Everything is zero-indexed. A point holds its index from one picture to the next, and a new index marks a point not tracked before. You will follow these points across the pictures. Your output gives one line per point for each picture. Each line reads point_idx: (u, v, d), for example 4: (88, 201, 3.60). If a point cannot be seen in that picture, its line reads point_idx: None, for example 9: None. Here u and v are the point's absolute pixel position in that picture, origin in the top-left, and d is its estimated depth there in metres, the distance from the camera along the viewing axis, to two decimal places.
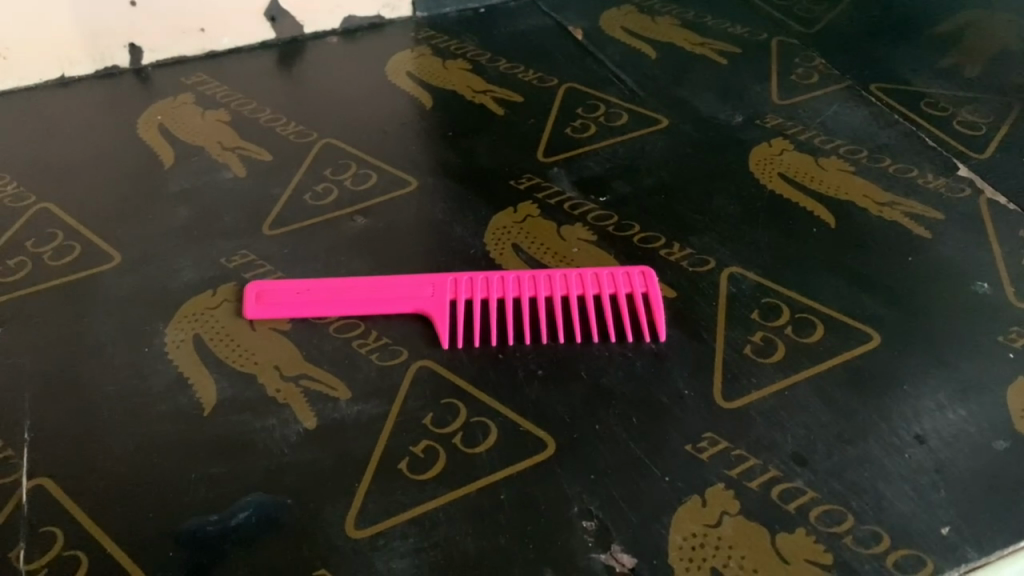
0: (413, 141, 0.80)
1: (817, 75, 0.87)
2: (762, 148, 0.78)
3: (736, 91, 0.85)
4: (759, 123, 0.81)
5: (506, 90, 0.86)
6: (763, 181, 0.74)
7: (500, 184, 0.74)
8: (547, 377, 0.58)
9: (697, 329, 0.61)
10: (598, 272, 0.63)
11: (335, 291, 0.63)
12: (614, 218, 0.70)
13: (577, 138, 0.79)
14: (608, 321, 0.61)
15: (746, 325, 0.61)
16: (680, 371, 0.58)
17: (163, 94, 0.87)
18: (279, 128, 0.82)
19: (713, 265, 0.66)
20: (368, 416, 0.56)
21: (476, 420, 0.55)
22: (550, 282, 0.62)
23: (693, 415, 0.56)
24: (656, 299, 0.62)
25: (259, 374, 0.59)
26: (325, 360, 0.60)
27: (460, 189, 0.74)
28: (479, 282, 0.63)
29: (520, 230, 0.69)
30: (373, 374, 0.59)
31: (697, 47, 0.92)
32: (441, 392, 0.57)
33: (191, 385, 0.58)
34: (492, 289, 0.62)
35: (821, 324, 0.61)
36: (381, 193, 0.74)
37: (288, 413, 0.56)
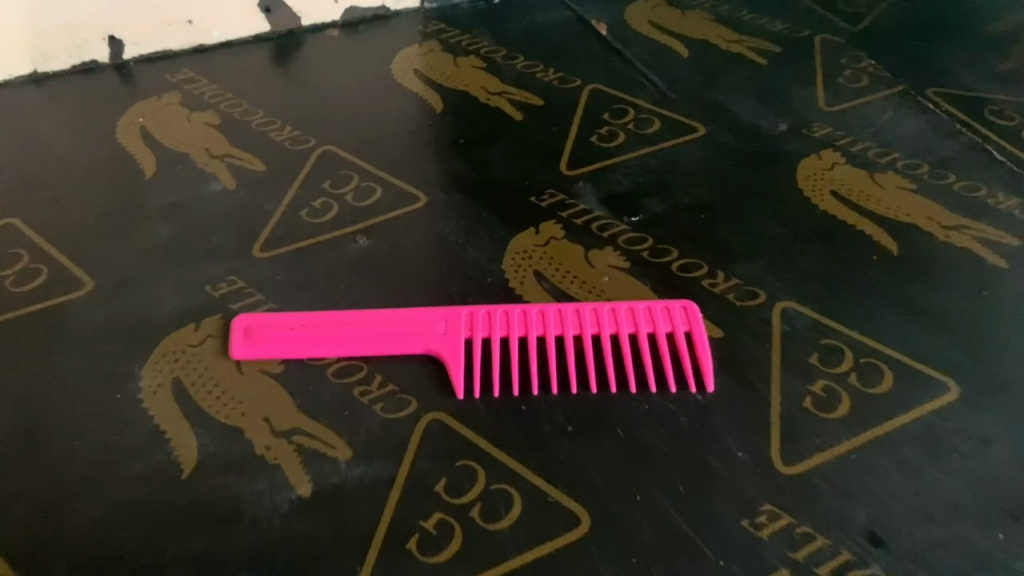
0: (421, 146, 0.72)
1: (867, 77, 0.79)
2: (810, 160, 0.69)
3: (778, 94, 0.77)
4: (805, 132, 0.73)
5: (523, 91, 0.77)
6: (814, 199, 0.66)
7: (519, 198, 0.66)
8: (578, 433, 0.50)
9: (749, 377, 0.53)
10: (634, 310, 0.55)
11: (336, 328, 0.55)
12: (649, 241, 0.62)
13: (604, 147, 0.71)
14: (647, 365, 0.53)
15: (804, 372, 0.53)
16: (730, 428, 0.51)
17: (146, 93, 0.79)
18: (274, 133, 0.74)
19: (765, 299, 0.58)
20: (371, 481, 0.49)
21: (497, 488, 0.48)
22: (580, 321, 0.55)
23: (749, 482, 0.48)
24: (702, 340, 0.54)
25: (247, 427, 0.52)
26: (323, 411, 0.52)
27: (474, 203, 0.66)
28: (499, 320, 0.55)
29: (543, 255, 0.62)
30: (377, 429, 0.51)
31: (732, 45, 0.84)
32: (456, 452, 0.50)
33: (169, 441, 0.51)
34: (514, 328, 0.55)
35: (891, 372, 0.53)
36: (387, 209, 0.66)
37: (279, 476, 0.49)
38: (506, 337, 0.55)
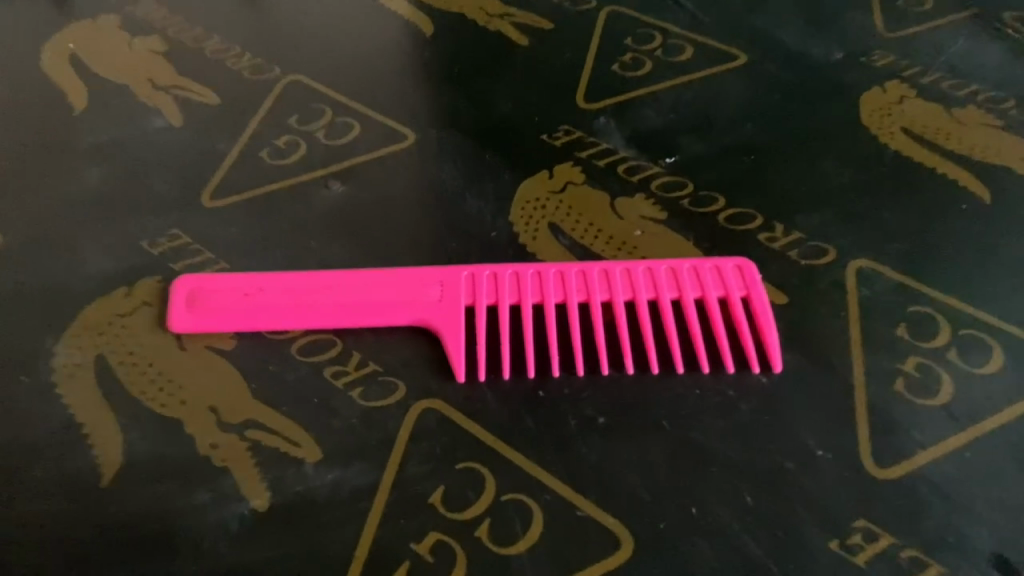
0: (407, 76, 0.59)
1: None
2: (874, 95, 0.58)
3: (830, 19, 0.64)
4: (866, 60, 0.61)
5: (529, 14, 0.65)
6: (882, 139, 0.54)
7: (527, 136, 0.55)
8: (611, 427, 0.39)
9: (823, 352, 0.42)
10: (676, 271, 0.45)
11: (302, 293, 0.44)
12: (689, 187, 0.51)
13: (628, 78, 0.59)
14: (697, 337, 0.42)
15: (893, 347, 0.43)
16: (806, 419, 0.40)
17: (78, 15, 0.66)
18: (230, 61, 0.61)
19: (835, 258, 0.47)
20: (348, 492, 0.38)
21: (511, 499, 0.37)
22: (609, 284, 0.44)
23: (835, 490, 0.37)
24: (763, 306, 0.44)
25: (188, 419, 0.40)
26: (286, 400, 0.41)
27: (473, 142, 0.55)
28: (509, 283, 0.44)
29: (560, 203, 0.50)
30: (355, 423, 0.40)
31: None
32: (457, 452, 0.39)
33: (86, 437, 0.40)
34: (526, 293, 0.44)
35: (1000, 347, 0.43)
36: (366, 150, 0.54)
37: (229, 485, 0.38)
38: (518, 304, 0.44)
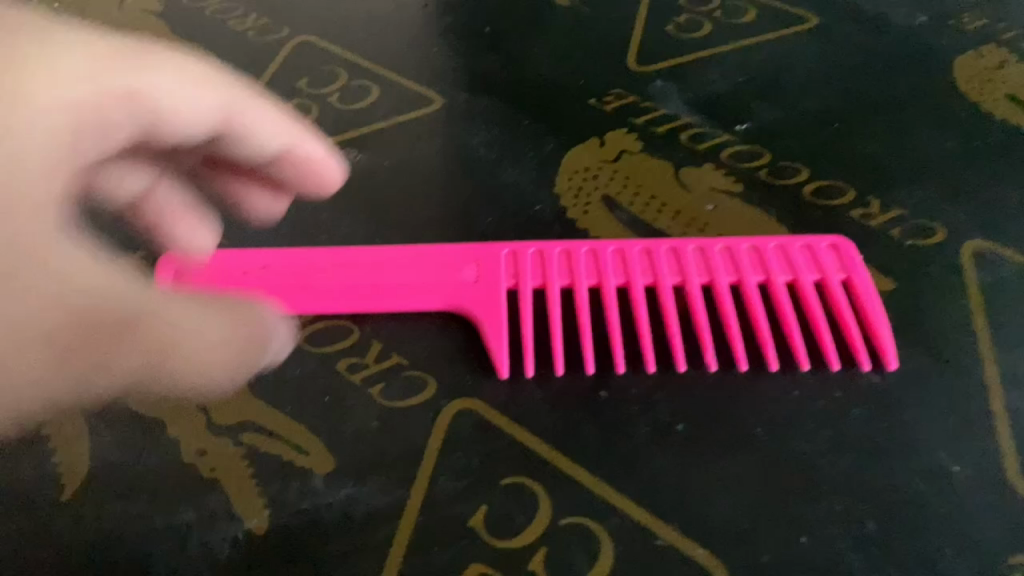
0: (433, 38, 0.52)
1: None
2: (969, 59, 0.50)
3: None
4: (954, 25, 0.53)
5: None
6: (986, 105, 0.47)
7: (572, 101, 0.47)
8: (693, 436, 0.32)
9: (945, 348, 0.35)
10: (758, 250, 0.38)
11: (321, 274, 0.37)
12: (765, 157, 0.44)
13: (685, 41, 0.52)
14: (791, 328, 0.35)
15: None
16: (934, 427, 0.32)
17: None
18: (233, 21, 0.55)
19: (946, 237, 0.39)
20: (367, 512, 0.30)
21: (571, 524, 0.30)
22: (679, 264, 0.37)
23: (981, 517, 0.30)
24: (869, 291, 0.36)
25: (169, 420, 0.33)
26: (291, 398, 0.34)
27: (509, 108, 0.47)
28: (558, 265, 0.37)
29: (614, 174, 0.43)
30: (374, 426, 0.33)
31: None
32: (502, 463, 0.31)
33: (43, 440, 0.33)
34: (580, 275, 0.37)
35: None
36: (388, 115, 0.47)
37: (218, 502, 0.31)
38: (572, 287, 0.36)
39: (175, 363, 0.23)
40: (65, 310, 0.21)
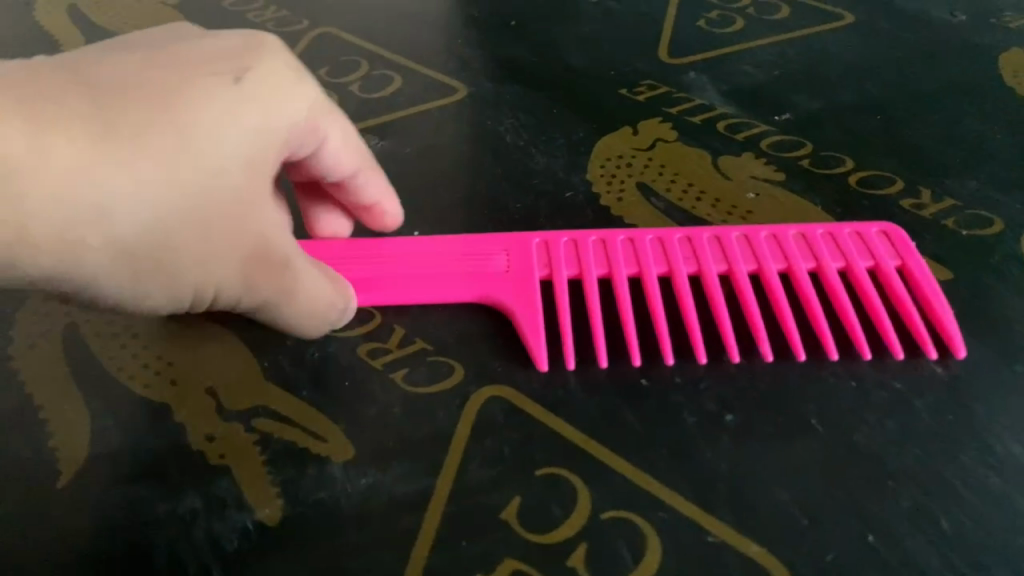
0: (459, 31, 0.51)
1: None
2: (1015, 55, 0.48)
3: None
4: (997, 22, 0.52)
5: None
6: None
7: (603, 91, 0.46)
8: (743, 427, 0.30)
9: (1011, 340, 0.32)
10: (806, 236, 0.35)
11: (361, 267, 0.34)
12: (807, 147, 0.42)
13: (718, 35, 0.50)
14: (849, 314, 0.32)
15: None
16: (1005, 423, 0.30)
17: None
18: (252, 13, 0.53)
19: (1003, 228, 0.37)
20: (390, 502, 0.28)
21: (613, 516, 0.27)
22: (724, 251, 0.35)
23: None
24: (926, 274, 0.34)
25: (178, 403, 0.31)
26: (308, 382, 0.31)
27: (537, 97, 0.46)
28: (593, 253, 0.35)
29: (649, 162, 0.41)
30: (397, 412, 0.30)
31: None
32: (536, 452, 0.29)
33: (44, 420, 0.30)
34: (618, 263, 0.34)
35: None
36: (408, 102, 0.46)
37: (227, 489, 0.28)
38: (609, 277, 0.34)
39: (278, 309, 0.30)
40: (133, 265, 0.26)
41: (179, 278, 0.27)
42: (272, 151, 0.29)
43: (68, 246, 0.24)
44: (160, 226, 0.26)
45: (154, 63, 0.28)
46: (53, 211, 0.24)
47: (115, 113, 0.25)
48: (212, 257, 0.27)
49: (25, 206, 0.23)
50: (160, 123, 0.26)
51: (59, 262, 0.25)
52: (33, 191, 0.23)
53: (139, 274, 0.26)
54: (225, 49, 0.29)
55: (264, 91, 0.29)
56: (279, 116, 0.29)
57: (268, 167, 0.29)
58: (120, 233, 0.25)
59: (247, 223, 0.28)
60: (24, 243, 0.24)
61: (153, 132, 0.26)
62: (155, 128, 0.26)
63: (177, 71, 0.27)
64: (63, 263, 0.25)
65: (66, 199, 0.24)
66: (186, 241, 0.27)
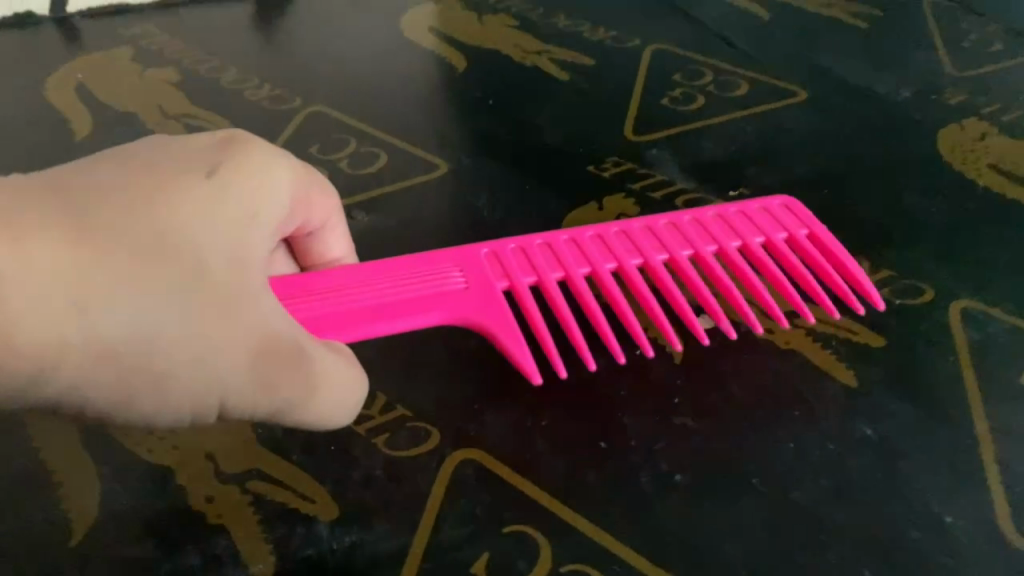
0: (443, 111, 0.55)
1: (1000, 42, 0.62)
2: (952, 131, 0.53)
3: (892, 59, 0.61)
4: (938, 99, 0.56)
5: (569, 51, 0.61)
6: (969, 174, 0.49)
7: (573, 168, 0.50)
8: (692, 485, 0.33)
9: (936, 402, 0.36)
10: (710, 219, 0.42)
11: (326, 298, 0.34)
12: None
13: (680, 112, 0.54)
14: (793, 297, 0.39)
15: (1017, 398, 0.36)
16: (927, 479, 0.33)
17: (90, 49, 0.63)
18: (249, 91, 0.57)
19: (935, 297, 0.41)
20: (373, 557, 0.31)
21: (572, 570, 0.30)
22: (656, 243, 0.40)
23: (974, 567, 0.31)
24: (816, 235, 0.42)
25: (179, 468, 0.34)
26: (298, 446, 0.34)
27: (513, 174, 0.50)
28: (539, 254, 0.39)
29: None
30: (379, 474, 0.33)
31: (824, 8, 0.67)
32: (504, 509, 0.32)
33: (57, 485, 0.33)
34: (569, 262, 0.39)
35: None
36: (393, 179, 0.49)
37: (224, 547, 0.31)
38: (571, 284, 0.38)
39: (287, 411, 0.30)
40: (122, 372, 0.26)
41: (177, 378, 0.27)
42: (255, 243, 0.30)
43: (52, 346, 0.24)
44: (150, 326, 0.26)
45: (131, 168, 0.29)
46: (34, 307, 0.24)
47: (92, 216, 0.26)
48: (210, 351, 0.27)
49: (9, 304, 0.24)
50: (144, 223, 0.27)
51: (46, 364, 0.25)
52: (19, 286, 0.24)
53: (127, 383, 0.26)
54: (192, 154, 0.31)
55: (237, 186, 0.30)
56: (255, 209, 0.31)
57: (252, 259, 0.30)
58: (109, 329, 0.25)
59: (243, 317, 0.28)
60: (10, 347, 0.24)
61: (128, 226, 0.27)
62: (130, 224, 0.27)
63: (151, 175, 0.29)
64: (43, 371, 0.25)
65: (50, 294, 0.24)
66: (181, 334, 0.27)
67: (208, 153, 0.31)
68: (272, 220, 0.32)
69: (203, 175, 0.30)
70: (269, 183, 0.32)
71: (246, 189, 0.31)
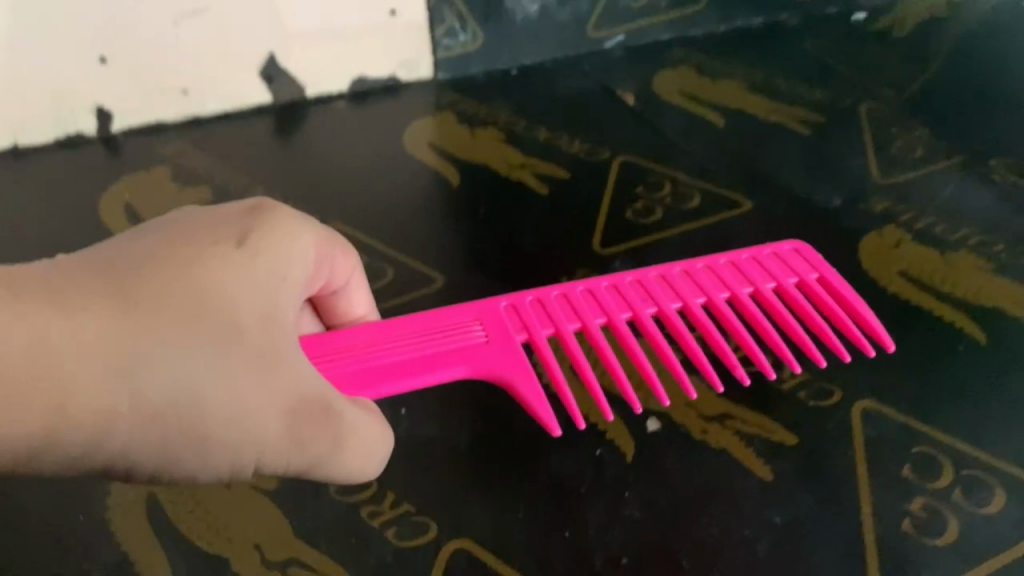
0: (439, 226, 0.65)
1: (922, 150, 0.72)
2: (872, 238, 0.62)
3: (828, 167, 0.70)
4: (864, 206, 0.65)
5: (548, 163, 0.71)
6: (882, 280, 0.58)
7: (549, 281, 0.59)
8: (636, 566, 0.42)
9: (834, 492, 0.45)
10: (705, 276, 0.50)
11: (364, 355, 0.42)
12: None
13: (641, 224, 0.64)
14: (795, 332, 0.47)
15: (899, 488, 0.45)
16: (821, 558, 0.42)
17: (133, 167, 0.73)
18: None
19: (842, 398, 0.50)
20: None
21: None
22: (664, 295, 0.48)
23: None
24: (794, 282, 0.51)
25: (234, 557, 0.43)
26: (325, 537, 0.44)
27: (498, 287, 0.59)
28: (563, 307, 0.47)
29: None
30: (390, 560, 0.43)
31: (772, 114, 0.77)
32: None
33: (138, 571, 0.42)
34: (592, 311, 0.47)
35: (1000, 488, 0.46)
36: (395, 293, 0.59)
37: None
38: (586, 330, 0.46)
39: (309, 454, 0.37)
40: (171, 429, 0.33)
41: (215, 435, 0.34)
42: (280, 305, 0.37)
43: (110, 410, 0.31)
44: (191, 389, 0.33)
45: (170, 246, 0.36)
46: (95, 379, 0.31)
47: (137, 297, 0.33)
48: (239, 409, 0.34)
49: (74, 376, 0.30)
50: (181, 300, 0.34)
51: (102, 426, 0.31)
52: (80, 361, 0.30)
53: (174, 438, 0.33)
54: (221, 225, 0.38)
55: (260, 256, 0.37)
56: (275, 277, 0.38)
57: (278, 321, 0.37)
58: (155, 393, 0.32)
59: (267, 375, 0.35)
60: (73, 413, 0.30)
61: (168, 304, 0.33)
62: (169, 302, 0.33)
63: (190, 250, 0.36)
64: (108, 432, 0.31)
65: (106, 366, 0.31)
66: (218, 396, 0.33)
67: (238, 224, 0.38)
68: (293, 283, 0.39)
69: (232, 247, 0.37)
70: (286, 252, 0.39)
71: (267, 260, 0.38)
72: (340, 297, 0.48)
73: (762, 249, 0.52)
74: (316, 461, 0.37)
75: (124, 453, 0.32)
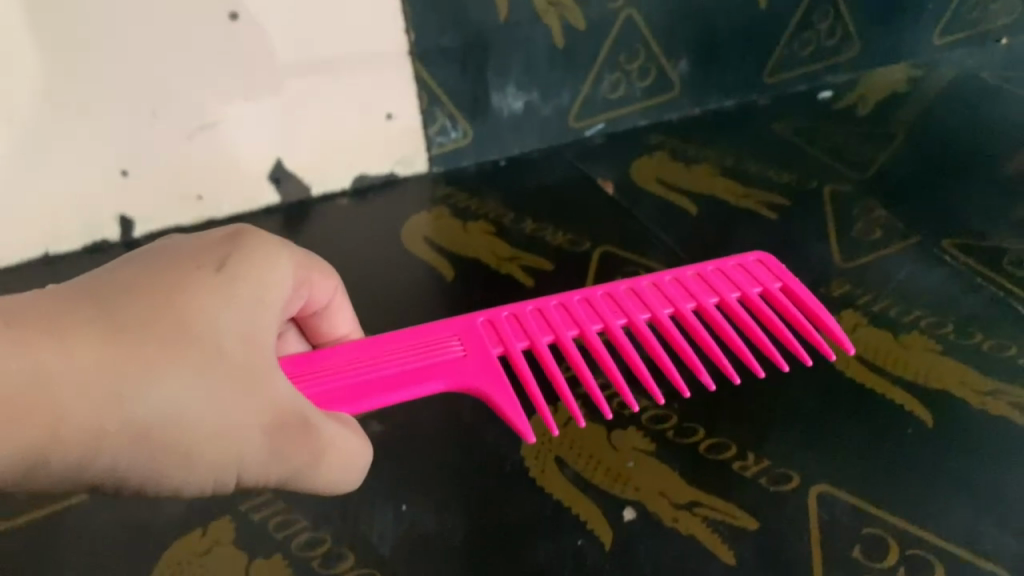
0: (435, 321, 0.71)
1: (880, 231, 0.78)
2: None
3: (793, 251, 0.76)
4: (825, 290, 0.71)
5: (534, 255, 0.77)
6: (839, 364, 0.64)
7: None
8: None
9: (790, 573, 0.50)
10: (658, 290, 0.57)
11: (342, 373, 0.49)
12: (674, 419, 0.60)
13: None
14: (733, 340, 0.54)
15: (849, 567, 0.51)
16: None
17: None
18: None
19: (800, 483, 0.55)
20: None
21: None
22: (620, 310, 0.56)
23: None
24: (738, 296, 0.58)
25: None
26: None
27: None
28: (534, 323, 0.55)
29: (564, 437, 0.59)
30: None
31: (742, 199, 0.83)
32: None
33: None
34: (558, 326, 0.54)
35: (940, 564, 0.51)
36: None
37: None
38: (560, 341, 0.54)
39: (288, 463, 0.41)
40: (160, 449, 0.37)
41: (201, 450, 0.38)
42: (258, 326, 0.42)
43: (102, 433, 0.35)
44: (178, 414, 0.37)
45: (156, 275, 0.40)
46: (89, 407, 0.35)
47: (126, 326, 0.37)
48: (223, 426, 0.38)
49: (67, 401, 0.34)
50: (168, 327, 0.38)
51: (94, 445, 0.35)
52: (74, 384, 0.34)
53: (162, 456, 0.37)
54: (201, 253, 0.42)
55: (239, 280, 0.42)
56: (254, 300, 0.42)
57: (258, 340, 0.41)
58: (145, 415, 0.36)
59: (248, 393, 0.39)
60: (68, 432, 0.34)
61: (155, 330, 0.38)
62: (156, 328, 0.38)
63: (173, 278, 0.40)
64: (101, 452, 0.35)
65: (98, 392, 0.35)
66: (202, 413, 0.38)
67: (218, 252, 0.43)
68: (272, 305, 0.44)
69: (212, 273, 0.41)
70: (262, 278, 0.43)
71: (245, 284, 0.42)
72: (325, 318, 0.56)
73: (706, 265, 0.60)
74: (297, 469, 0.42)
75: (115, 468, 0.37)
